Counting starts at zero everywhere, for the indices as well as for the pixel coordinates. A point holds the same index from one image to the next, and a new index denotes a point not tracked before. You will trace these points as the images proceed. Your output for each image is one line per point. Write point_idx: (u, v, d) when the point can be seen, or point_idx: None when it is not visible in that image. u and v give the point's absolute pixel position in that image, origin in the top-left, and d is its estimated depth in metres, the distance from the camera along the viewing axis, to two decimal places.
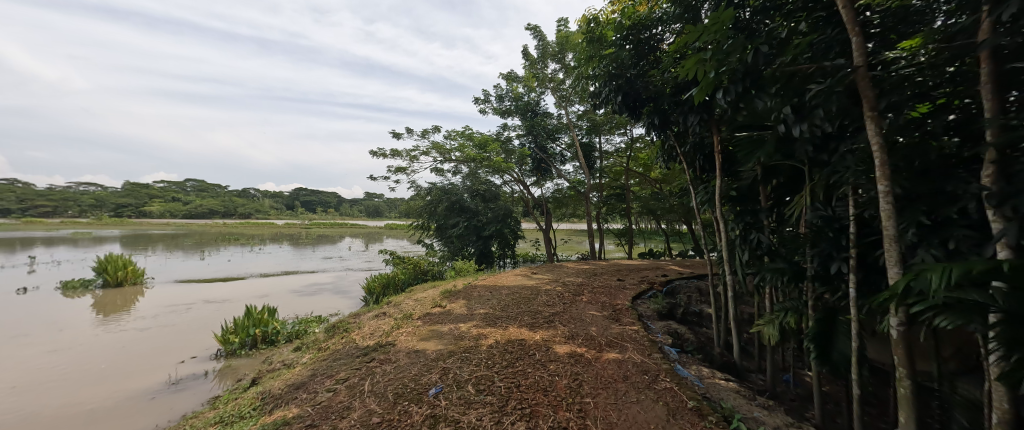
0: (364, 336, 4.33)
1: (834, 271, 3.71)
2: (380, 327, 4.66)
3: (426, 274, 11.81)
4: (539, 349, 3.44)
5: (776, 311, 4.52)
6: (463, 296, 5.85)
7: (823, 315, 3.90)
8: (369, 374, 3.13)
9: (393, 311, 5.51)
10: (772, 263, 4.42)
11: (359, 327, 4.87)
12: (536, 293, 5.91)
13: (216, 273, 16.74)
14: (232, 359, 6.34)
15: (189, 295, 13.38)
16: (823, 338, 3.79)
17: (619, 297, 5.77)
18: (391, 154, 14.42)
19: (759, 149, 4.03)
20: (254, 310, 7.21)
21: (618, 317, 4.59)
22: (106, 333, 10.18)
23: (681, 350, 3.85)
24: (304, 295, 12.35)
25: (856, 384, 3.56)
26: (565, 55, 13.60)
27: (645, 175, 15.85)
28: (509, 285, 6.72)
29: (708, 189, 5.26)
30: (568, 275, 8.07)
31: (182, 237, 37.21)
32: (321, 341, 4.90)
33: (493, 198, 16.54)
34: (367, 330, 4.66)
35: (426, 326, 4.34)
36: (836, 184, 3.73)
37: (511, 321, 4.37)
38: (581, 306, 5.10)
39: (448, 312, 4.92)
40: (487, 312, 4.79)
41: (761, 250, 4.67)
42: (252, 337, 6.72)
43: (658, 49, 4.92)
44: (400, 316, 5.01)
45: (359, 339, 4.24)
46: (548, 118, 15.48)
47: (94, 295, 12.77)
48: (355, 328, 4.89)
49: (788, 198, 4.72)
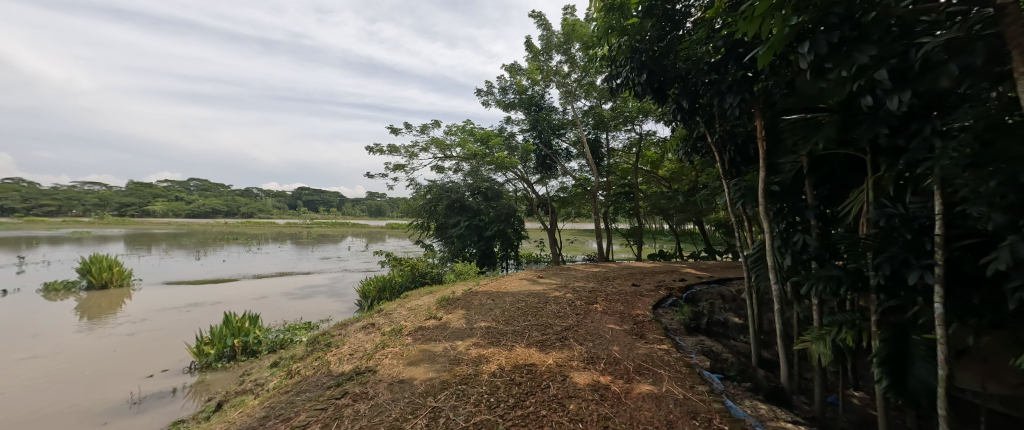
0: (342, 358, 3.70)
1: (911, 282, 3.08)
2: (363, 344, 4.02)
3: (424, 277, 10.97)
4: (553, 378, 2.79)
5: (827, 325, 3.88)
6: (461, 305, 5.16)
7: (892, 335, 3.29)
8: (336, 418, 2.50)
9: (382, 323, 4.88)
10: (823, 270, 3.78)
11: (340, 344, 4.22)
12: (544, 301, 5.24)
13: (209, 274, 16.15)
14: (208, 373, 5.71)
15: (178, 297, 12.77)
16: (895, 362, 3.18)
17: (638, 306, 5.10)
18: (389, 149, 13.63)
19: (815, 133, 3.38)
20: (234, 317, 6.60)
21: (641, 332, 3.93)
22: (85, 338, 9.59)
23: (723, 376, 3.19)
24: (296, 298, 11.69)
25: (945, 422, 2.90)
26: (571, 45, 12.94)
27: (654, 173, 15.16)
28: (513, 292, 6.04)
29: (742, 184, 4.65)
30: (577, 279, 7.38)
31: (184, 236, 36.75)
32: (300, 357, 4.28)
33: (496, 196, 15.80)
34: (347, 349, 3.99)
35: (416, 345, 3.67)
36: (912, 176, 3.11)
37: (516, 337, 3.73)
38: (596, 318, 4.43)
39: (444, 325, 4.26)
40: (488, 326, 4.14)
41: (808, 254, 4.02)
42: (230, 347, 6.11)
43: (686, 22, 4.35)
44: (387, 330, 4.37)
45: (334, 363, 3.60)
46: (553, 113, 14.86)
47: (77, 297, 12.19)
48: (335, 345, 4.23)
49: (838, 195, 4.07)
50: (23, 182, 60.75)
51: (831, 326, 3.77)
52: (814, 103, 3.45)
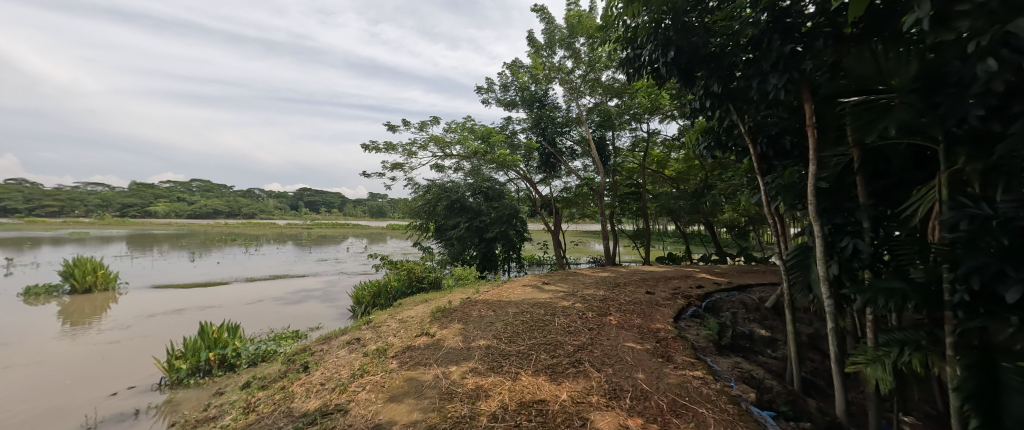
0: (312, 390, 3.15)
1: (1008, 297, 2.53)
2: (340, 370, 3.45)
3: (422, 281, 10.26)
4: (569, 423, 2.26)
5: (885, 345, 3.32)
6: (458, 318, 4.57)
7: (975, 361, 2.71)
8: None
9: (369, 338, 4.31)
10: (881, 280, 3.24)
11: (315, 367, 3.68)
12: (551, 313, 4.66)
13: (199, 277, 15.57)
14: (178, 390, 5.14)
15: (164, 301, 12.22)
16: (984, 396, 2.59)
17: (658, 319, 4.53)
18: (385, 147, 12.97)
19: (884, 117, 2.80)
20: (210, 327, 6.05)
21: (668, 353, 3.38)
22: (62, 346, 9.04)
23: (775, 414, 2.63)
24: (286, 303, 11.11)
25: None
26: (575, 40, 12.33)
27: (660, 173, 14.63)
28: (517, 301, 5.45)
29: (777, 181, 4.13)
30: (585, 286, 6.77)
31: (183, 236, 36.34)
32: (271, 381, 3.73)
33: (498, 196, 15.15)
34: (321, 375, 3.44)
35: (400, 373, 3.12)
36: (1004, 169, 2.57)
37: (521, 361, 3.16)
38: (612, 334, 3.87)
39: (437, 344, 3.68)
40: (488, 345, 3.57)
41: (860, 262, 3.47)
42: (205, 361, 5.54)
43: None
44: (373, 349, 3.80)
45: (301, 399, 3.05)
46: (556, 111, 14.25)
47: (59, 302, 11.66)
48: (311, 369, 3.67)
49: (894, 195, 3.52)
50: (25, 182, 60.79)
51: (891, 347, 3.22)
52: (875, 84, 2.95)
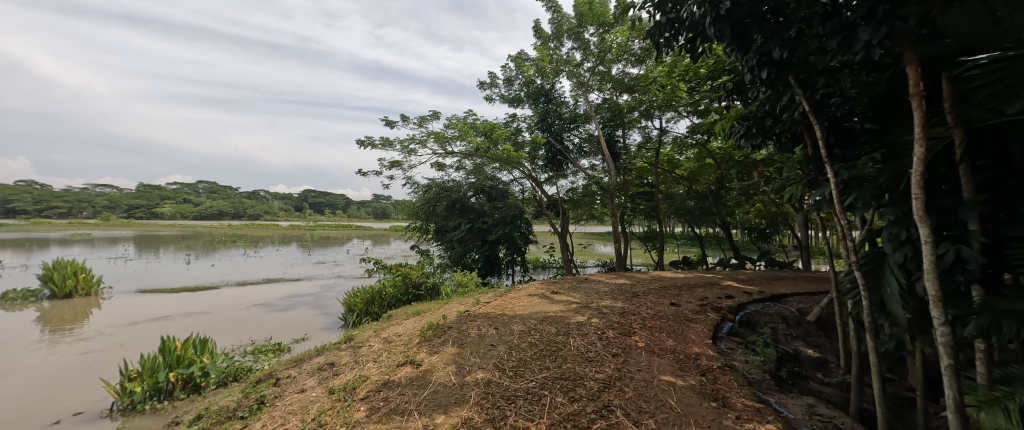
0: None
1: None
2: (289, 424, 2.71)
3: (419, 288, 9.51)
4: None
5: (1004, 383, 2.54)
6: (451, 339, 3.82)
7: None
8: None
9: (340, 368, 3.56)
10: (1002, 301, 2.46)
11: (261, 415, 2.96)
12: (564, 332, 3.89)
13: (190, 280, 14.91)
14: (131, 418, 4.46)
15: (150, 307, 11.58)
16: None
17: (694, 340, 3.77)
18: (382, 144, 12.19)
19: None
20: (174, 342, 5.35)
21: (722, 396, 2.66)
22: (31, 355, 8.41)
23: None
24: (276, 310, 10.42)
25: None
26: (584, 30, 11.53)
27: (671, 172, 13.90)
28: (523, 316, 4.67)
29: (846, 172, 3.35)
30: (600, 296, 5.99)
31: (183, 238, 35.86)
32: (214, 423, 3.04)
33: (501, 196, 14.39)
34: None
35: (369, 427, 2.43)
36: None
37: (529, 408, 2.47)
38: (643, 362, 3.13)
39: (423, 379, 2.96)
40: (487, 380, 2.85)
41: (965, 276, 2.68)
42: (165, 383, 4.83)
43: None
44: (339, 388, 3.06)
45: None
46: (563, 106, 13.48)
47: (39, 308, 11.07)
48: (256, 420, 2.92)
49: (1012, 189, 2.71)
50: (33, 184, 61.11)
51: (1016, 387, 2.45)
52: (1003, 38, 2.20)
